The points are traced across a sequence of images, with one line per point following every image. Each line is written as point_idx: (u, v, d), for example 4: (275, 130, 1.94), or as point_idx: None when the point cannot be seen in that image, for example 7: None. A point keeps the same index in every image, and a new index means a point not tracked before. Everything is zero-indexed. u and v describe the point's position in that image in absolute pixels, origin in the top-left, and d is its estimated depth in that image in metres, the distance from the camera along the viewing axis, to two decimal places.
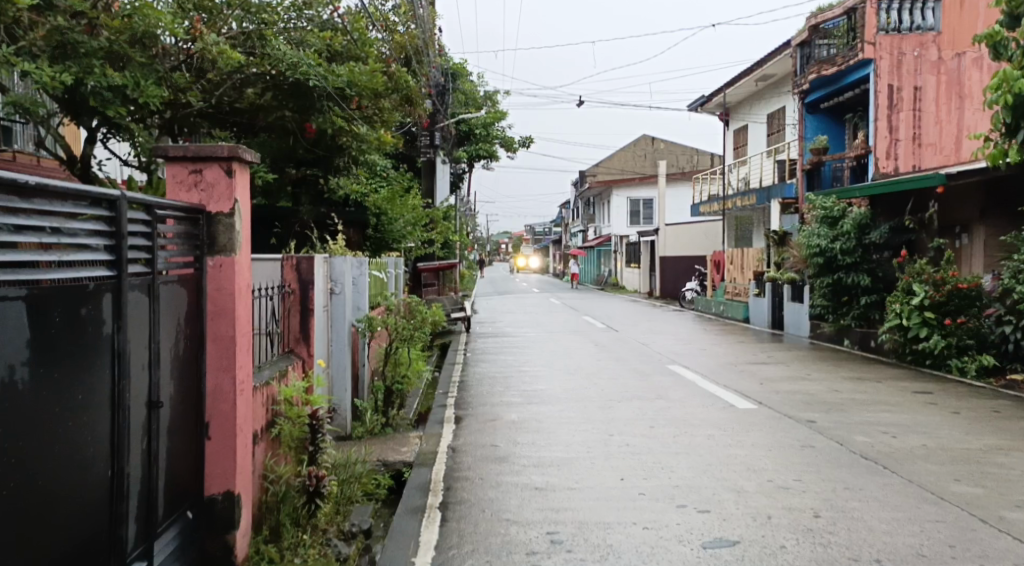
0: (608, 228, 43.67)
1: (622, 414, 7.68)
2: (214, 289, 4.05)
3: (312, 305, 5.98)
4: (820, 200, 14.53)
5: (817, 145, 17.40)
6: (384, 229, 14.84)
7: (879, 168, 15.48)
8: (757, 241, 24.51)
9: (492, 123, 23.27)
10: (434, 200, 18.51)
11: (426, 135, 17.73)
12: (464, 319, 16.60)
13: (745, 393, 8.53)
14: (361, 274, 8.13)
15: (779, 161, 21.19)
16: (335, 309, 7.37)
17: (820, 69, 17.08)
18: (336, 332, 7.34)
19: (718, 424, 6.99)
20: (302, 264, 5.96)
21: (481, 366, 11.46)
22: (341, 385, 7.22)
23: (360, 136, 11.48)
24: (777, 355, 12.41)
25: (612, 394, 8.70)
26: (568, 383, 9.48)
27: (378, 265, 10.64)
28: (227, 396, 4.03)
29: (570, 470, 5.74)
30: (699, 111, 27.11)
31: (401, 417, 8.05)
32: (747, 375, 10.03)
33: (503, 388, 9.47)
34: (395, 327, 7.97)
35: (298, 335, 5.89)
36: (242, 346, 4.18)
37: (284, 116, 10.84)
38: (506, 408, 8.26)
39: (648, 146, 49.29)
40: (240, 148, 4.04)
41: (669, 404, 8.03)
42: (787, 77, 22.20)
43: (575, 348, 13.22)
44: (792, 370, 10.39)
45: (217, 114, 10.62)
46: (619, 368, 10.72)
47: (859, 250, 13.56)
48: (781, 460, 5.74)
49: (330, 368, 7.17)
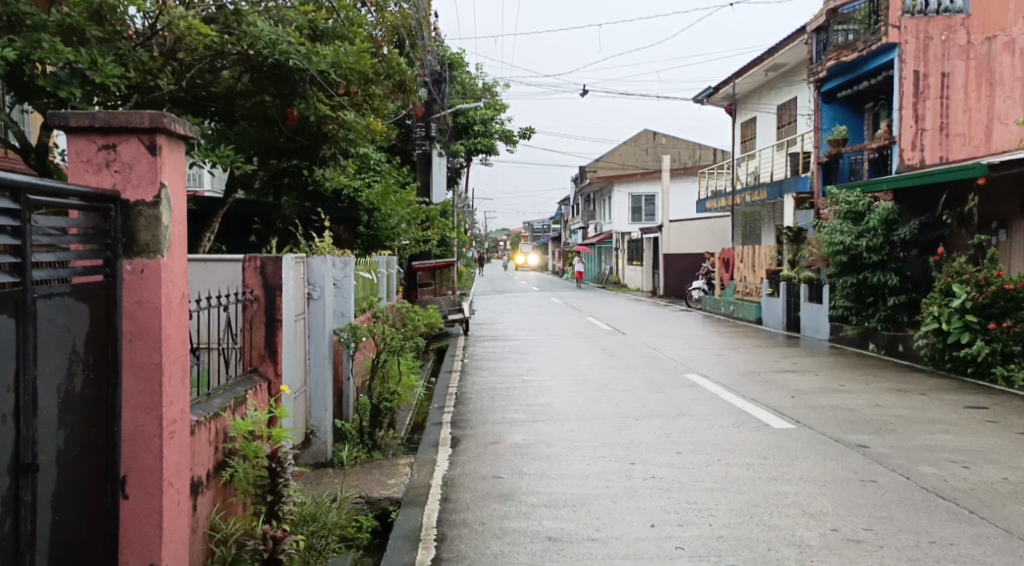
0: (610, 225, 42.71)
1: (642, 436, 6.73)
2: (133, 302, 3.09)
3: (281, 314, 4.97)
4: (843, 193, 13.56)
5: (835, 137, 16.45)
6: (378, 226, 13.90)
7: (904, 160, 14.58)
8: (767, 238, 23.58)
9: (491, 118, 22.29)
10: (431, 196, 17.55)
11: (421, 127, 16.76)
12: (462, 322, 15.66)
13: (778, 409, 7.59)
14: (347, 275, 7.23)
15: (792, 154, 20.25)
16: (313, 317, 6.47)
17: (839, 55, 16.18)
18: (314, 343, 6.46)
19: (755, 450, 6.04)
20: (268, 267, 4.95)
21: (481, 375, 10.52)
22: (320, 403, 6.42)
23: (347, 124, 10.52)
24: (802, 361, 11.49)
25: (628, 411, 7.74)
26: (578, 397, 8.52)
27: (368, 265, 9.67)
28: (148, 443, 3.08)
29: (589, 513, 4.78)
30: (705, 102, 26.15)
31: (390, 439, 7.12)
32: (774, 385, 9.09)
33: (506, 402, 8.52)
34: (385, 337, 6.91)
35: (263, 352, 4.88)
36: (175, 376, 3.23)
37: (264, 102, 9.90)
38: (509, 428, 7.32)
39: (649, 141, 48.34)
40: (167, 117, 3.08)
41: (694, 424, 7.08)
42: (799, 66, 21.22)
43: (582, 354, 12.26)
44: (823, 380, 9.44)
45: (191, 96, 9.72)
46: (632, 378, 9.77)
47: (886, 248, 12.66)
48: (841, 502, 4.79)
49: (306, 388, 6.37)
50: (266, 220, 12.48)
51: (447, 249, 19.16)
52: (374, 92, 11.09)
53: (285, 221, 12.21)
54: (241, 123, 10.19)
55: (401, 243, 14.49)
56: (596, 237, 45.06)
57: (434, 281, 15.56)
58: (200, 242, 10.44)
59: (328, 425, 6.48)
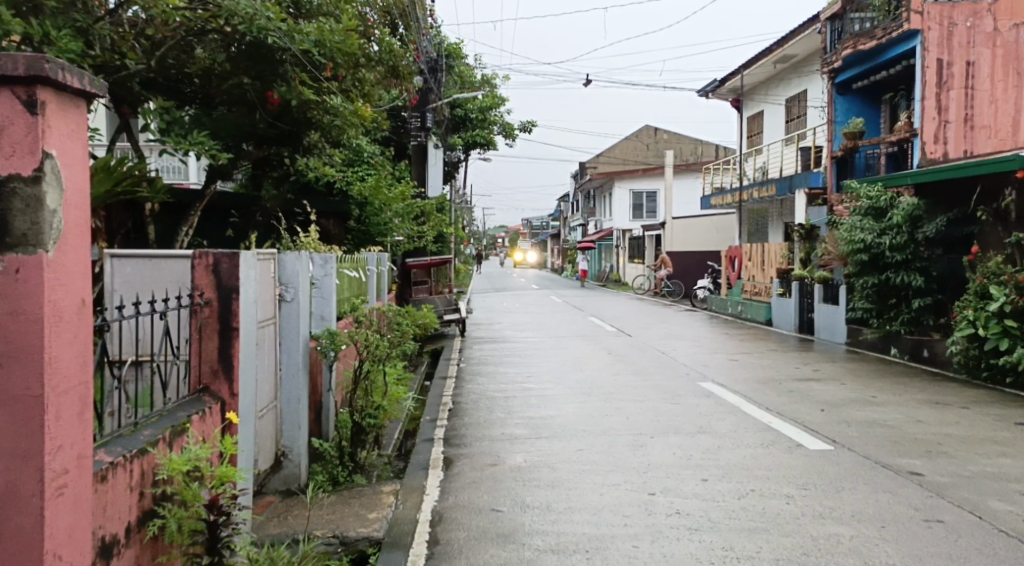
0: (610, 223, 41.91)
1: (659, 458, 5.93)
2: (5, 311, 2.30)
3: (238, 322, 4.15)
4: (863, 188, 12.77)
5: (851, 129, 15.36)
6: (368, 221, 13.09)
7: (926, 153, 13.73)
8: (774, 236, 22.79)
9: (490, 108, 21.57)
10: (426, 190, 16.78)
11: (417, 117, 16.00)
12: (459, 322, 14.85)
13: (810, 426, 6.80)
14: (328, 275, 6.50)
15: (802, 148, 19.46)
16: (285, 321, 5.67)
17: (856, 43, 15.34)
18: (287, 352, 5.68)
19: (794, 478, 5.23)
20: (222, 265, 4.13)
21: (477, 382, 9.72)
22: (293, 421, 5.64)
23: (333, 108, 9.71)
24: (822, 366, 10.72)
25: (642, 426, 6.95)
26: (584, 409, 7.72)
27: (354, 263, 8.88)
28: (24, 504, 2.30)
29: (605, 562, 3.98)
30: (711, 96, 25.36)
31: (374, 459, 6.32)
32: (799, 396, 8.30)
33: (505, 414, 7.72)
34: (369, 345, 6.13)
35: (216, 366, 4.09)
36: (69, 411, 2.44)
37: (243, 84, 9.13)
38: (508, 446, 6.53)
39: (651, 137, 47.59)
40: (49, 62, 2.31)
41: (717, 444, 6.28)
42: (810, 57, 20.41)
43: (587, 358, 11.47)
44: (850, 390, 8.65)
45: (165, 78, 9.05)
46: (643, 386, 8.98)
47: (910, 246, 11.93)
48: (909, 552, 3.99)
49: (278, 403, 5.60)
50: (247, 212, 11.57)
51: (443, 245, 18.35)
52: (365, 75, 10.32)
53: (266, 215, 11.30)
54: (219, 108, 9.51)
55: (395, 239, 13.68)
56: (597, 234, 44.35)
57: (430, 280, 14.71)
58: (176, 237, 9.62)
59: (303, 445, 5.70)
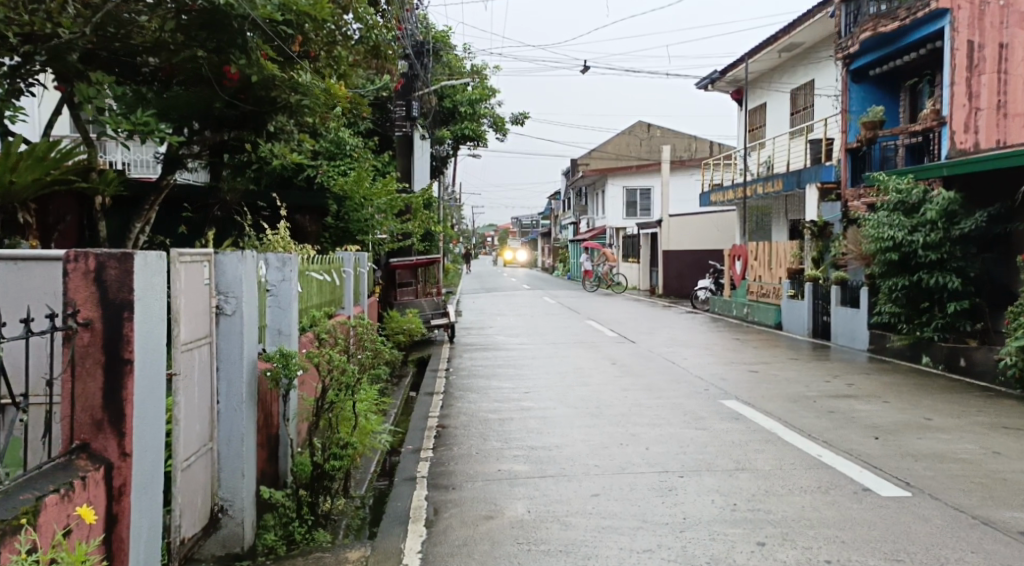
0: (604, 221, 40.77)
1: (697, 508, 4.77)
2: None
3: (130, 353, 2.94)
4: (892, 180, 11.64)
5: (870, 118, 14.28)
6: (348, 218, 11.82)
7: (956, 143, 12.64)
8: (779, 234, 21.69)
9: (480, 101, 20.27)
10: (411, 184, 15.58)
11: (402, 106, 14.81)
12: (446, 327, 13.66)
13: (869, 462, 5.65)
14: (286, 279, 5.32)
15: (812, 140, 18.36)
16: (223, 339, 4.45)
17: (876, 25, 14.21)
18: (227, 381, 4.45)
19: (876, 543, 4.10)
20: (108, 271, 2.92)
21: (467, 398, 8.53)
22: (234, 467, 4.43)
23: (302, 86, 8.45)
24: (852, 378, 9.58)
25: (668, 463, 5.79)
26: (595, 438, 6.56)
27: (326, 265, 7.72)
28: None
29: None
30: (710, 89, 24.31)
31: (341, 509, 5.12)
32: (841, 418, 7.15)
33: (502, 443, 6.53)
34: (338, 370, 4.88)
35: (98, 416, 2.91)
36: None
37: (196, 58, 7.86)
38: (507, 489, 5.35)
39: (644, 132, 46.54)
40: None
41: (764, 487, 5.12)
42: (819, 45, 19.37)
43: (590, 369, 10.30)
44: (897, 411, 7.51)
45: (113, 52, 7.79)
46: (659, 406, 7.81)
47: (946, 245, 10.83)
48: None
49: (215, 443, 4.39)
50: (203, 207, 10.38)
51: (431, 244, 17.16)
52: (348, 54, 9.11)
53: (225, 208, 10.25)
54: (176, 89, 8.38)
55: (377, 237, 12.43)
56: (589, 232, 43.20)
57: (416, 281, 13.51)
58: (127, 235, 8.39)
59: (248, 497, 4.49)
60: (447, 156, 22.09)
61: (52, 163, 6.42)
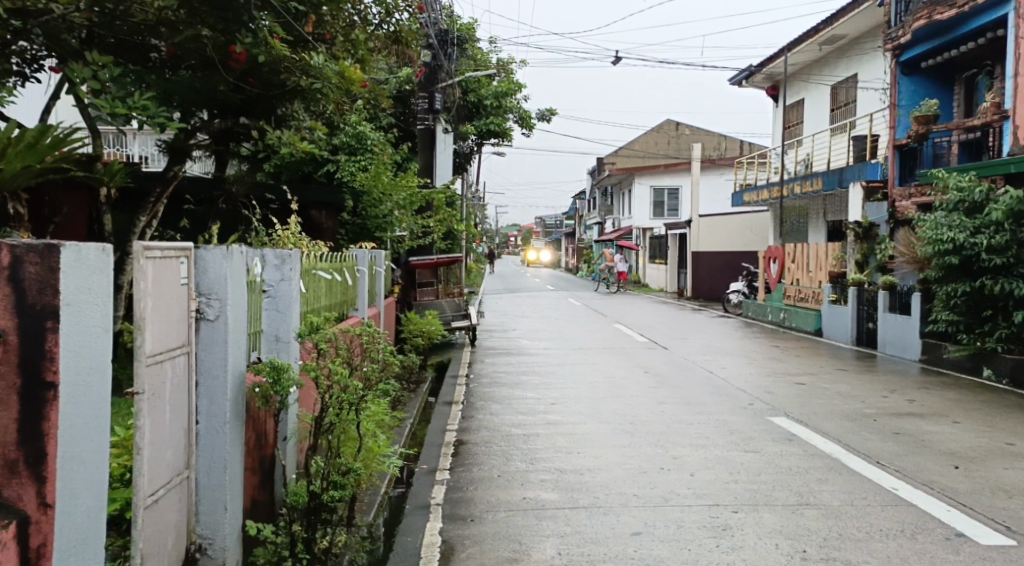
0: (630, 221, 39.90)
1: (760, 555, 4.04)
2: None
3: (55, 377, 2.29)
4: (952, 178, 10.83)
5: (922, 113, 13.45)
6: (367, 213, 11.18)
7: (1018, 139, 11.75)
8: (815, 236, 20.79)
9: (506, 95, 19.55)
10: (433, 179, 14.92)
11: (425, 98, 14.14)
12: (468, 330, 12.98)
13: (956, 498, 4.87)
14: (285, 279, 4.68)
15: (855, 137, 17.46)
16: (203, 348, 3.78)
17: (930, 12, 13.40)
18: (207, 399, 3.76)
19: None
20: (27, 269, 2.26)
21: (488, 410, 7.82)
22: (215, 500, 3.74)
23: (313, 68, 7.76)
24: (910, 394, 8.77)
25: (719, 494, 5.04)
26: (633, 461, 5.83)
27: (338, 263, 7.06)
28: None
29: None
30: (744, 85, 23.47)
31: (344, 543, 4.42)
32: (909, 441, 6.39)
33: (528, 465, 5.81)
34: (342, 384, 4.20)
35: (13, 456, 2.24)
36: None
37: (200, 38, 7.08)
38: (535, 522, 4.63)
39: (673, 131, 45.59)
40: None
41: (837, 529, 4.37)
42: (863, 37, 18.50)
43: (622, 379, 9.55)
44: (970, 433, 6.73)
45: (114, 33, 7.08)
46: (700, 423, 7.06)
47: (1013, 248, 10.01)
48: None
49: (192, 472, 3.71)
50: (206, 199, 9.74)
51: (453, 243, 16.49)
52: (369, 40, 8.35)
53: (230, 201, 9.60)
54: (183, 72, 7.79)
55: (396, 234, 11.76)
56: (615, 232, 42.28)
57: (437, 280, 12.82)
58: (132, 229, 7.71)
59: (231, 534, 3.80)
60: (472, 153, 21.36)
61: (47, 150, 5.56)
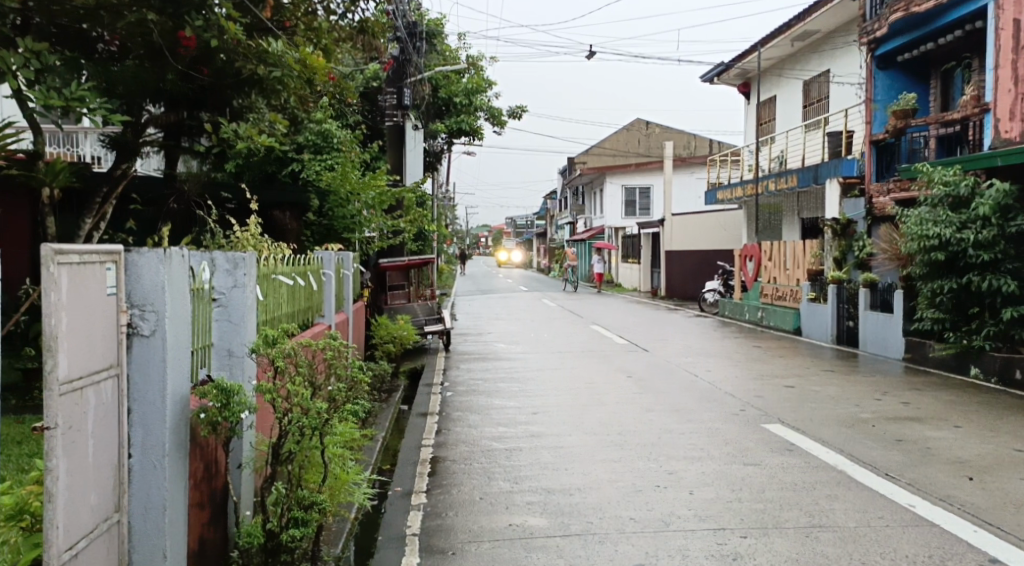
0: (602, 220, 39.62)
1: None
2: None
3: None
4: (937, 172, 10.51)
5: (902, 106, 13.18)
6: (333, 213, 10.61)
7: (1000, 132, 11.49)
8: (790, 234, 20.55)
9: (476, 91, 19.04)
10: (402, 179, 14.38)
11: (392, 93, 13.59)
12: (441, 334, 12.45)
13: (978, 516, 4.47)
14: (238, 286, 4.10)
15: (831, 132, 17.22)
16: (136, 368, 3.23)
17: (908, 4, 13.12)
18: (142, 427, 3.22)
19: None
20: None
21: (465, 421, 7.31)
22: (152, 545, 3.20)
23: (271, 56, 7.16)
24: (902, 395, 8.43)
25: (722, 516, 4.59)
26: (624, 478, 5.36)
27: (301, 266, 6.52)
28: None
29: None
30: (716, 81, 23.21)
31: None
32: (913, 449, 6.00)
33: (511, 485, 5.32)
34: (302, 406, 3.67)
35: None
36: None
37: (146, 23, 6.45)
38: (520, 554, 4.14)
39: (643, 129, 45.41)
40: None
41: (857, 557, 3.93)
42: (836, 32, 18.27)
43: (604, 384, 9.09)
44: (973, 439, 6.37)
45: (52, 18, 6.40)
46: (691, 432, 6.62)
47: (1000, 243, 9.71)
48: None
49: (123, 512, 3.16)
50: (157, 199, 9.18)
51: (424, 244, 15.94)
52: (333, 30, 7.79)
53: (183, 201, 9.03)
54: (128, 63, 7.14)
55: (364, 236, 11.20)
56: (588, 232, 41.98)
57: (408, 283, 12.29)
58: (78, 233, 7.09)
59: None
60: (442, 152, 20.83)
61: None
